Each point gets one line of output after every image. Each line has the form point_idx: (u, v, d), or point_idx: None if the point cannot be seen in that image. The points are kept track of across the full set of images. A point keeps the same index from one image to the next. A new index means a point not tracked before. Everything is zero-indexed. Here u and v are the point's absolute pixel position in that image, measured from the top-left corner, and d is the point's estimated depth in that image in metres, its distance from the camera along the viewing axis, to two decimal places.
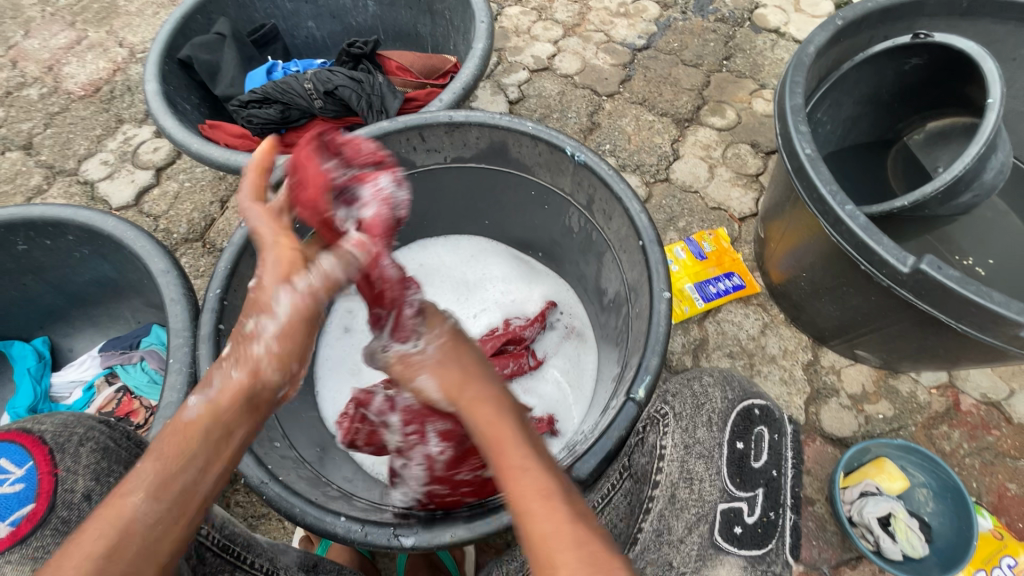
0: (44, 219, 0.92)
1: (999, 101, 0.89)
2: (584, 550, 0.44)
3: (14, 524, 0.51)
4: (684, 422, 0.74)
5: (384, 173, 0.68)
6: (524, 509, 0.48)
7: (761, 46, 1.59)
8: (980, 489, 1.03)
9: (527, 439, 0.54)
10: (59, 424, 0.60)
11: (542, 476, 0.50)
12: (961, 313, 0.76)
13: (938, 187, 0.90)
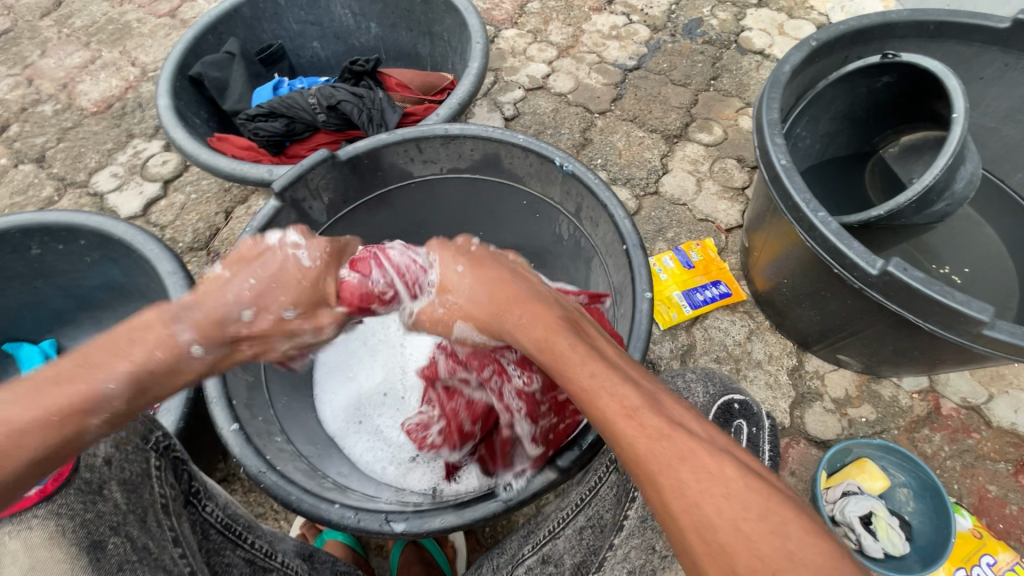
0: (58, 224, 0.96)
1: (963, 116, 0.94)
2: (685, 464, 0.45)
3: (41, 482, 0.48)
4: None
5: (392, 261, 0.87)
6: (616, 429, 0.49)
7: (747, 67, 1.65)
8: (961, 490, 1.05)
9: (591, 355, 0.54)
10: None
11: (620, 392, 0.50)
12: (929, 312, 0.80)
13: (911, 197, 0.95)
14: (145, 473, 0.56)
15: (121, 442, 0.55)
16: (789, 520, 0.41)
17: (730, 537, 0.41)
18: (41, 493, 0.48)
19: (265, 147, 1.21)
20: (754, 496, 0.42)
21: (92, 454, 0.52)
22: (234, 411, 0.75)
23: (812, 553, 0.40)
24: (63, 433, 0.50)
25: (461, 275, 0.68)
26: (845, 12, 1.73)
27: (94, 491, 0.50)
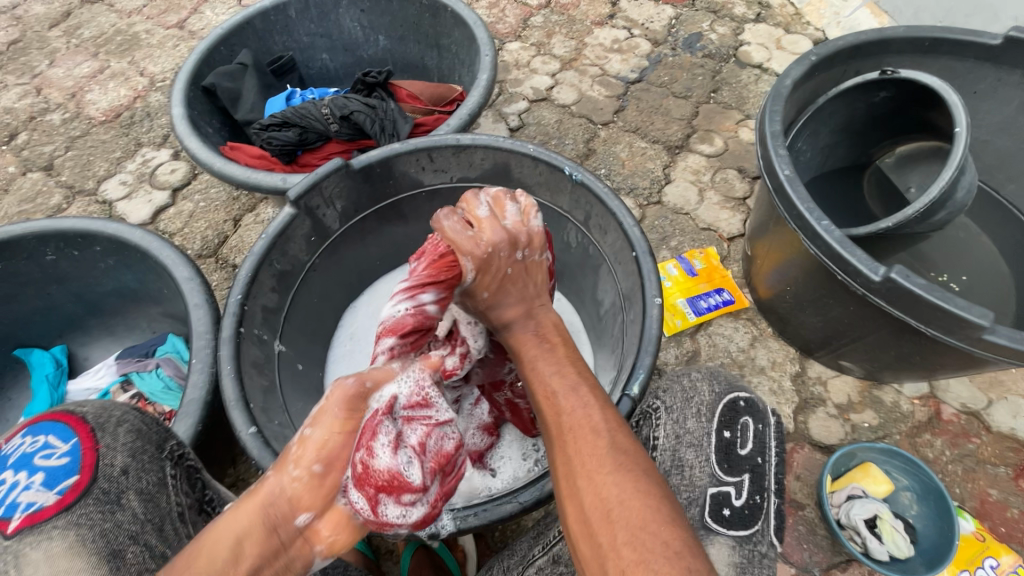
0: (75, 231, 0.97)
1: (965, 130, 0.97)
2: (571, 436, 0.54)
3: (60, 494, 0.55)
4: (675, 415, 0.77)
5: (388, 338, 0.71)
6: (537, 405, 0.59)
7: (746, 80, 1.69)
8: (963, 494, 1.07)
9: (542, 346, 0.63)
10: (98, 408, 0.65)
11: (546, 379, 0.60)
12: (930, 317, 0.82)
13: (918, 209, 0.97)
14: (161, 481, 0.65)
15: (135, 452, 0.63)
16: (628, 481, 0.50)
17: (585, 484, 0.51)
18: (59, 503, 0.55)
19: (278, 156, 1.22)
20: (617, 468, 0.51)
21: (109, 464, 0.60)
22: (251, 415, 0.77)
23: (642, 521, 0.48)
24: None
25: (489, 299, 0.66)
26: (840, 28, 1.78)
27: (112, 501, 0.58)
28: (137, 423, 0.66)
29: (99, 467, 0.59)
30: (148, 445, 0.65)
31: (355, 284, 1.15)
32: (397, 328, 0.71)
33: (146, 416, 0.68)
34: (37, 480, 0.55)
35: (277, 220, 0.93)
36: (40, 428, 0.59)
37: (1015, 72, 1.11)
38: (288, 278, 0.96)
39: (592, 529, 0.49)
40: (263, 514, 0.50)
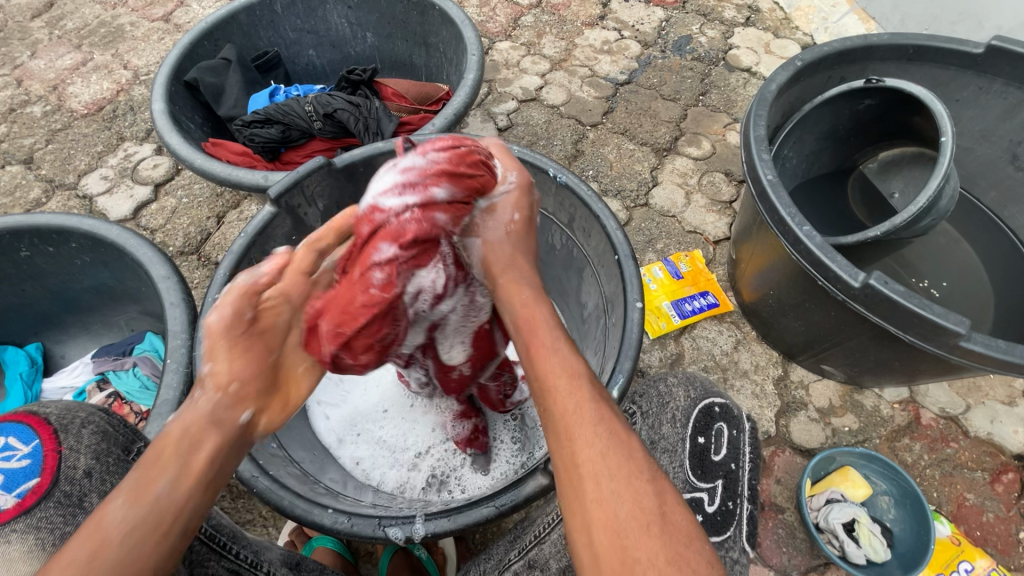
0: (49, 227, 0.96)
1: (951, 139, 0.98)
2: (602, 426, 0.49)
3: (19, 497, 0.54)
4: (650, 420, 0.79)
5: (385, 244, 0.63)
6: (554, 382, 0.53)
7: (734, 84, 1.70)
8: (940, 498, 1.08)
9: (558, 324, 0.60)
10: (62, 409, 0.64)
11: (569, 360, 0.55)
12: (908, 324, 0.82)
13: (906, 218, 0.97)
14: None
15: (99, 454, 0.62)
16: (664, 489, 0.46)
17: (621, 484, 0.45)
18: (19, 506, 0.54)
19: (260, 153, 1.21)
20: (654, 475, 0.46)
21: (72, 466, 0.59)
22: None
23: (686, 539, 0.43)
24: (88, 539, 0.45)
25: (519, 223, 0.70)
26: (828, 33, 1.78)
27: (75, 503, 0.57)
28: (102, 424, 0.64)
29: (61, 469, 0.58)
30: (114, 448, 0.64)
31: None
32: (396, 235, 0.62)
33: (112, 418, 0.67)
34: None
35: (258, 218, 0.91)
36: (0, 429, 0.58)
37: (997, 81, 1.12)
38: None
39: (621, 538, 0.43)
40: (215, 418, 0.56)
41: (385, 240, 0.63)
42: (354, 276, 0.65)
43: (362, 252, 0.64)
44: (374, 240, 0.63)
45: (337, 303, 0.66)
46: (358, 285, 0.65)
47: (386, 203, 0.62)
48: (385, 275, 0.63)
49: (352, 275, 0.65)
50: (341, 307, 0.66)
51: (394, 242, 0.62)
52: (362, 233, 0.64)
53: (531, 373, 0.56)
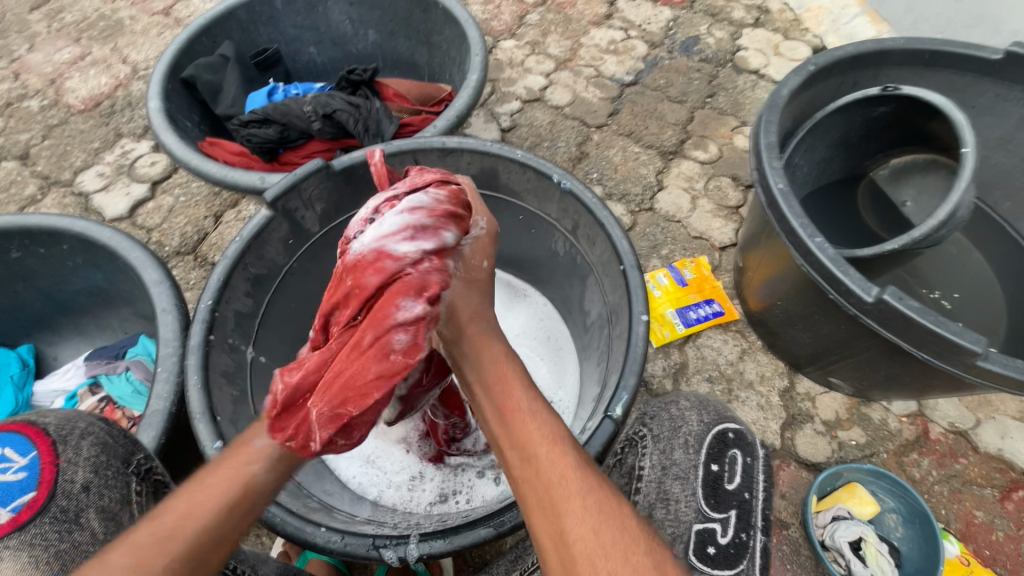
0: (40, 228, 0.93)
1: (973, 149, 0.95)
2: (591, 500, 0.50)
3: (14, 511, 0.52)
4: (662, 444, 0.75)
5: (410, 298, 0.61)
6: (536, 450, 0.53)
7: (742, 86, 1.67)
8: (948, 515, 1.06)
9: (528, 379, 0.60)
10: (60, 419, 0.61)
11: (545, 423, 0.55)
12: (922, 341, 0.80)
13: (926, 231, 0.94)
14: (124, 499, 0.60)
15: (99, 467, 0.59)
16: (663, 556, 0.48)
17: (617, 564, 0.47)
18: (13, 521, 0.52)
19: (258, 153, 1.19)
20: (650, 548, 0.48)
21: (69, 480, 0.56)
22: (218, 428, 0.74)
23: None
24: (236, 483, 0.55)
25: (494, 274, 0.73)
26: (838, 36, 1.75)
27: (70, 520, 0.55)
28: (102, 435, 0.62)
29: (59, 483, 0.56)
30: (114, 461, 0.61)
31: None
32: (418, 286, 0.62)
33: (112, 428, 0.64)
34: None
35: (255, 221, 0.89)
36: None
37: (1014, 88, 1.09)
38: (264, 282, 0.93)
39: None
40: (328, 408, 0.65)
41: (411, 296, 0.61)
42: (366, 342, 0.61)
43: (376, 312, 0.62)
44: (393, 296, 0.62)
45: (342, 379, 0.61)
46: (375, 358, 0.60)
47: (401, 249, 0.64)
48: (410, 333, 0.61)
49: (361, 341, 0.62)
50: (341, 386, 0.61)
51: (417, 293, 0.62)
52: (371, 285, 0.63)
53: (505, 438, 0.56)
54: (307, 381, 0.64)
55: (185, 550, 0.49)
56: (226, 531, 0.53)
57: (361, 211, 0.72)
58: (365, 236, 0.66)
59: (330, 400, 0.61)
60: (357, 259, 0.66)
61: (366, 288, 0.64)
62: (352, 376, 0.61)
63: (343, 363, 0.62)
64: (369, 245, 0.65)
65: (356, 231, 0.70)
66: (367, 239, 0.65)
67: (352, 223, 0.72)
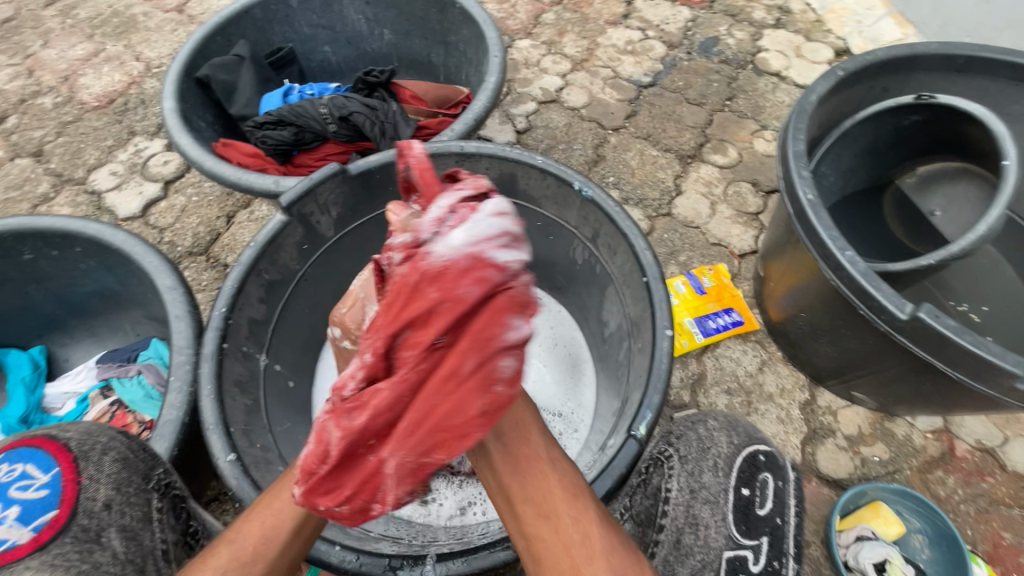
0: (53, 230, 0.92)
1: (1015, 163, 0.94)
2: (613, 561, 0.51)
3: (36, 531, 0.54)
4: (690, 466, 0.73)
5: (517, 316, 0.53)
6: (558, 506, 0.53)
7: (763, 89, 1.63)
8: (974, 536, 1.03)
9: (544, 427, 0.59)
10: (83, 433, 0.61)
11: (565, 476, 0.55)
12: (957, 361, 0.77)
13: (965, 246, 0.91)
14: (145, 516, 0.62)
15: (120, 484, 0.60)
16: None
17: None
18: (35, 541, 0.53)
19: (272, 155, 1.17)
20: None
21: (91, 499, 0.57)
22: (231, 440, 0.73)
23: None
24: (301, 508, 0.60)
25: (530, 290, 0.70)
26: (862, 37, 1.71)
27: (91, 539, 0.56)
28: (123, 451, 0.62)
29: (80, 501, 0.57)
30: (135, 478, 0.62)
31: None
32: (522, 297, 0.53)
33: (132, 442, 0.64)
34: (11, 514, 0.53)
35: (269, 226, 0.87)
36: (18, 455, 0.57)
37: None
38: (277, 289, 0.91)
39: None
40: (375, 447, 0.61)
41: (517, 313, 0.53)
42: (466, 372, 0.52)
43: (476, 335, 0.52)
44: (501, 316, 0.52)
45: (434, 420, 0.53)
46: (476, 392, 0.52)
47: (504, 256, 0.53)
48: (513, 359, 0.53)
49: (457, 370, 0.52)
50: (435, 431, 0.52)
51: (523, 307, 0.53)
52: (472, 298, 0.52)
53: (519, 491, 0.54)
54: (383, 421, 0.56)
55: (266, 572, 0.57)
56: (296, 551, 0.60)
57: (436, 207, 0.57)
58: (457, 236, 0.54)
59: (417, 447, 0.53)
60: (445, 265, 0.53)
61: (462, 301, 0.52)
62: (448, 415, 0.52)
63: (433, 400, 0.53)
64: (465, 250, 0.53)
65: (431, 231, 0.56)
66: (460, 241, 0.53)
67: (423, 218, 0.57)
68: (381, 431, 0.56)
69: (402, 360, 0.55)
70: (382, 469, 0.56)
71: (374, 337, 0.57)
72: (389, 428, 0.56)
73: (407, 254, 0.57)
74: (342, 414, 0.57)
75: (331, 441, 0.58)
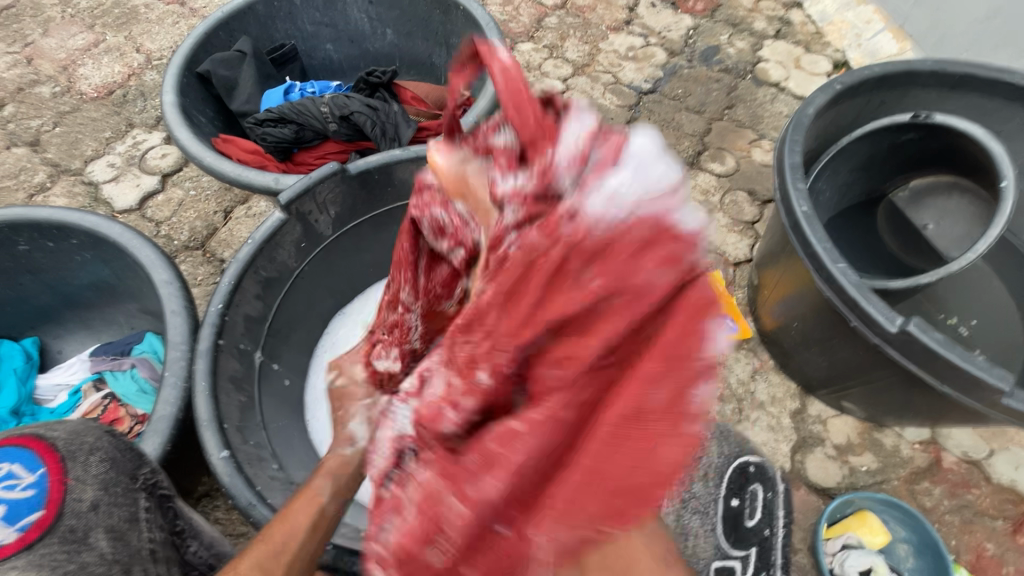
0: (50, 222, 0.92)
1: (1013, 183, 0.96)
2: None
3: (21, 531, 0.53)
4: None
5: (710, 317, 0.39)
6: None
7: (762, 99, 1.65)
8: (959, 547, 1.04)
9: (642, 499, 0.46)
10: (70, 433, 0.61)
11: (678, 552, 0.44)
12: (945, 375, 0.79)
13: (965, 265, 0.92)
14: (132, 517, 0.61)
15: (107, 484, 0.60)
16: None
17: None
18: (20, 541, 0.52)
19: (272, 152, 1.18)
20: None
21: (78, 499, 0.57)
22: (225, 436, 0.74)
23: None
24: (312, 513, 0.61)
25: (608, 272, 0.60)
26: (860, 51, 1.73)
27: (79, 539, 0.55)
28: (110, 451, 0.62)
29: (67, 501, 0.56)
30: (121, 477, 0.61)
31: (345, 292, 1.09)
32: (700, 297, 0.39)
33: (120, 442, 0.65)
34: None
35: (265, 225, 0.87)
36: (5, 455, 0.56)
37: None
38: (274, 286, 0.91)
39: None
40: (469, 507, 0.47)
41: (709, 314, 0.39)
42: (656, 404, 0.38)
43: (671, 350, 0.38)
44: (698, 321, 0.39)
45: (611, 477, 0.37)
46: (666, 435, 0.38)
47: (688, 217, 0.39)
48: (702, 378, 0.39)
49: (644, 402, 0.38)
50: (613, 500, 0.38)
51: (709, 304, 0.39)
52: (661, 290, 0.38)
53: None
54: (527, 487, 0.39)
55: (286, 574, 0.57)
56: (310, 555, 0.60)
57: (569, 139, 0.42)
58: (622, 186, 0.39)
59: (588, 519, 0.38)
60: (611, 236, 0.38)
61: (644, 293, 0.38)
62: (632, 474, 0.37)
63: (609, 447, 0.38)
64: (641, 209, 0.38)
65: (571, 176, 0.41)
66: (631, 195, 0.38)
67: (556, 157, 0.42)
68: (513, 503, 0.39)
69: (550, 389, 0.39)
70: (526, 558, 0.39)
71: (494, 352, 0.42)
72: (536, 496, 0.39)
73: (536, 212, 0.42)
74: (464, 480, 0.41)
75: (445, 521, 0.41)
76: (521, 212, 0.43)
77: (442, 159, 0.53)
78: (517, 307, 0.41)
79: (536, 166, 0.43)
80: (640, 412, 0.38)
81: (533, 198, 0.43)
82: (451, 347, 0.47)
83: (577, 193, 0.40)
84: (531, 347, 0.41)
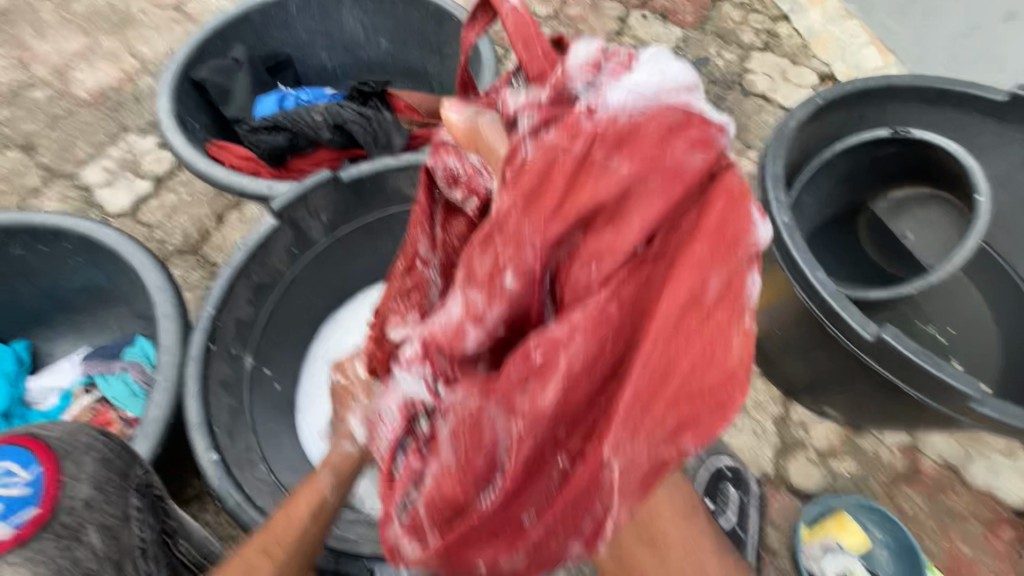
0: (44, 227, 0.93)
1: (988, 198, 0.99)
2: None
3: (15, 527, 0.52)
4: None
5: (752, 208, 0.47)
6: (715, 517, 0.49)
7: (749, 110, 1.68)
8: (936, 550, 1.07)
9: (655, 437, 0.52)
10: (63, 431, 0.60)
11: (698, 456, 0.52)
12: (918, 382, 0.81)
13: (943, 277, 0.95)
14: (125, 515, 0.60)
15: (100, 483, 0.59)
16: None
17: None
18: (14, 537, 0.52)
19: (266, 159, 1.20)
20: None
21: (72, 496, 0.56)
22: (214, 439, 0.75)
23: None
24: (313, 502, 0.71)
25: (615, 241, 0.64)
26: (845, 64, 1.77)
27: (72, 537, 0.54)
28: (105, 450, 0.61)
29: (61, 499, 0.55)
30: (115, 476, 0.61)
31: (336, 298, 1.11)
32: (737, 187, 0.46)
33: (111, 441, 0.64)
34: None
35: (255, 232, 0.88)
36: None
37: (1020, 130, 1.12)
38: (265, 292, 0.93)
39: None
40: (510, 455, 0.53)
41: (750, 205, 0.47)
42: (714, 293, 0.45)
43: (715, 233, 0.45)
44: (736, 205, 0.46)
45: (680, 372, 0.46)
46: (724, 325, 0.47)
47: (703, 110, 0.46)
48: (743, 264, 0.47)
49: (701, 292, 0.45)
50: (682, 399, 0.47)
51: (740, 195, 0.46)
52: (693, 171, 0.45)
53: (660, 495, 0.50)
54: (584, 397, 0.47)
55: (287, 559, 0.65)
56: (312, 540, 0.69)
57: (581, 52, 0.50)
58: (641, 80, 0.46)
59: (661, 419, 0.47)
60: (633, 125, 0.44)
61: (681, 177, 0.44)
62: (695, 372, 0.46)
63: (672, 345, 0.46)
64: (660, 101, 0.45)
65: (585, 80, 0.49)
66: (650, 88, 0.45)
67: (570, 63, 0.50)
68: (575, 413, 0.48)
69: (600, 294, 0.46)
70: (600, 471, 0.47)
71: (521, 253, 0.47)
72: (590, 407, 0.48)
73: (552, 116, 0.48)
74: (516, 395, 0.48)
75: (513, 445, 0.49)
76: (538, 115, 0.49)
77: (454, 115, 0.55)
78: (539, 208, 0.46)
79: (551, 81, 0.50)
80: (677, 303, 0.45)
81: (548, 104, 0.49)
82: (467, 264, 0.50)
83: (595, 92, 0.47)
84: (568, 248, 0.46)
